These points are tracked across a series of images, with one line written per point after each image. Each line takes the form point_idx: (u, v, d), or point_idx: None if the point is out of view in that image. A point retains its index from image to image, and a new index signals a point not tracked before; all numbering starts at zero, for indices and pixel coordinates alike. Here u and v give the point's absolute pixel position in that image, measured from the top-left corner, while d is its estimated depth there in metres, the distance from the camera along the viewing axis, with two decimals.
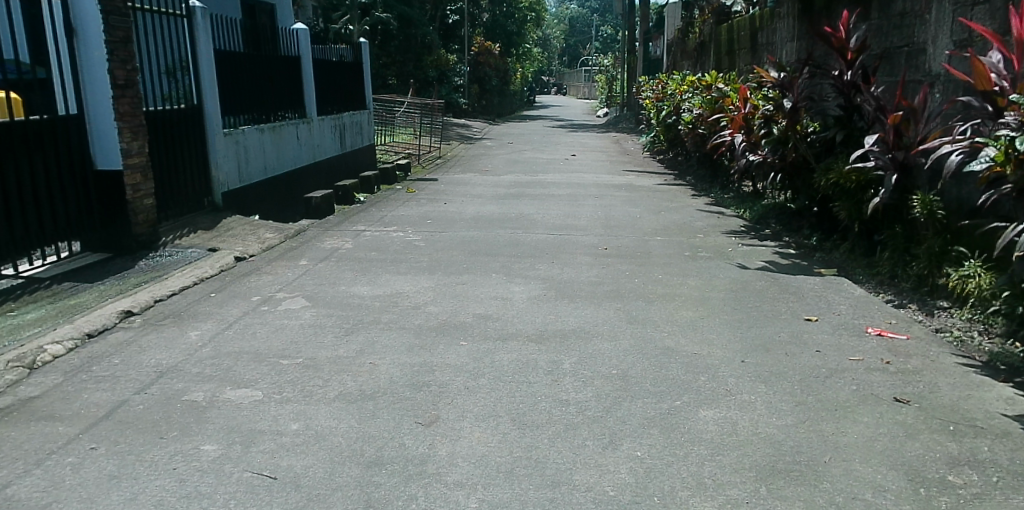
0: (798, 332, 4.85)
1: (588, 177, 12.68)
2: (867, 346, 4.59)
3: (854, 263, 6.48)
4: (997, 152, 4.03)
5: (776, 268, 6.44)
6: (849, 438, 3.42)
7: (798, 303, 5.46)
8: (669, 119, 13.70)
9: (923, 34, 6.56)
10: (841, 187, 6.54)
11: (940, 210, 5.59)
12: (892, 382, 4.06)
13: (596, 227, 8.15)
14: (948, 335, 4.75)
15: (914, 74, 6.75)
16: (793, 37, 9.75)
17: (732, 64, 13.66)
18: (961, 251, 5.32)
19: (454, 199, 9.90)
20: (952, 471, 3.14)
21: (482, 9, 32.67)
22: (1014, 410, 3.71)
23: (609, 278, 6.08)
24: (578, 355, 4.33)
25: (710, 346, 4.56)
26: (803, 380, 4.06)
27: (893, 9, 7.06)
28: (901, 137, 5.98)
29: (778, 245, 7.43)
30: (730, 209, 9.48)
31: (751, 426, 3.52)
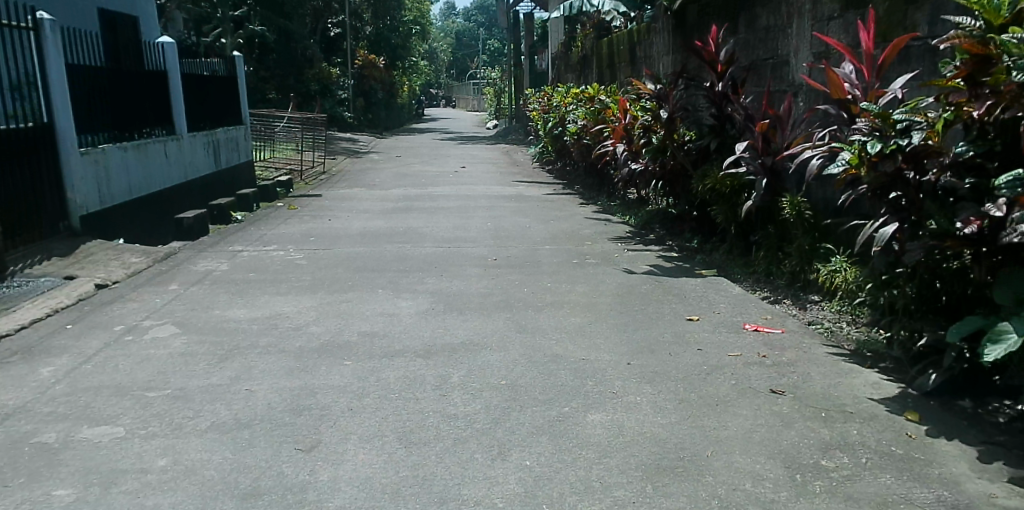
0: (679, 332, 5.00)
1: (478, 188, 12.71)
2: (744, 342, 4.78)
3: (732, 263, 6.76)
4: (851, 156, 4.13)
5: (661, 271, 6.64)
6: (729, 431, 3.55)
7: (680, 304, 5.64)
8: (556, 130, 13.97)
9: (786, 47, 6.94)
10: (717, 191, 6.80)
11: (808, 210, 5.88)
12: (768, 375, 4.25)
13: (485, 239, 8.17)
14: (819, 327, 5.03)
15: (778, 85, 7.12)
16: (669, 51, 10.12)
17: (614, 76, 14.01)
18: (828, 248, 5.62)
19: (340, 215, 9.69)
20: (825, 456, 3.30)
21: (365, 22, 32.38)
22: (879, 393, 3.95)
23: (498, 288, 6.09)
24: (466, 368, 4.30)
25: (597, 351, 4.63)
26: (685, 379, 4.18)
27: (758, 24, 7.44)
28: (770, 143, 6.29)
29: (661, 249, 7.66)
30: (617, 216, 9.71)
31: (636, 427, 3.60)
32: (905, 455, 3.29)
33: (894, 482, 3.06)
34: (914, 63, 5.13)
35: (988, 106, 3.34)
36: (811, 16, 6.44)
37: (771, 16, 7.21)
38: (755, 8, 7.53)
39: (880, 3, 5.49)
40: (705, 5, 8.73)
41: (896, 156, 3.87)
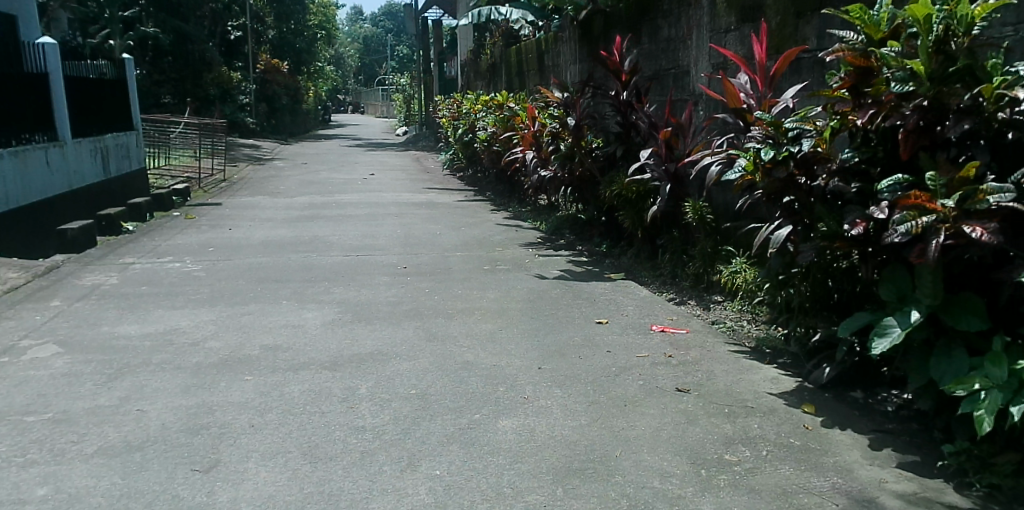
0: (589, 335, 5.05)
1: (387, 195, 12.54)
2: (651, 343, 4.88)
3: (640, 266, 6.91)
4: (748, 163, 4.29)
5: (571, 276, 6.71)
6: (637, 430, 3.61)
7: (589, 307, 5.71)
8: (466, 137, 13.98)
9: (687, 58, 7.15)
10: (623, 197, 6.92)
11: (709, 215, 6.05)
12: (674, 374, 4.34)
13: (393, 246, 8.06)
14: (721, 326, 5.20)
15: (680, 94, 7.32)
16: (575, 60, 10.26)
17: (523, 84, 14.11)
18: (729, 250, 5.81)
19: (241, 224, 9.36)
20: (728, 450, 3.40)
21: (267, 26, 31.54)
22: (778, 388, 4.11)
23: (408, 296, 6.01)
24: (374, 379, 4.21)
25: (508, 357, 4.62)
26: (594, 381, 4.23)
27: (660, 35, 7.64)
28: (673, 150, 6.44)
29: (571, 253, 7.75)
30: (528, 222, 9.77)
31: (546, 430, 3.61)
32: (802, 446, 3.42)
33: (793, 473, 3.18)
34: (804, 74, 5.35)
35: (870, 115, 3.51)
36: (709, 28, 6.66)
37: (672, 27, 7.42)
38: (657, 19, 7.72)
39: (772, 16, 5.72)
40: (610, 16, 8.90)
41: (788, 163, 4.03)
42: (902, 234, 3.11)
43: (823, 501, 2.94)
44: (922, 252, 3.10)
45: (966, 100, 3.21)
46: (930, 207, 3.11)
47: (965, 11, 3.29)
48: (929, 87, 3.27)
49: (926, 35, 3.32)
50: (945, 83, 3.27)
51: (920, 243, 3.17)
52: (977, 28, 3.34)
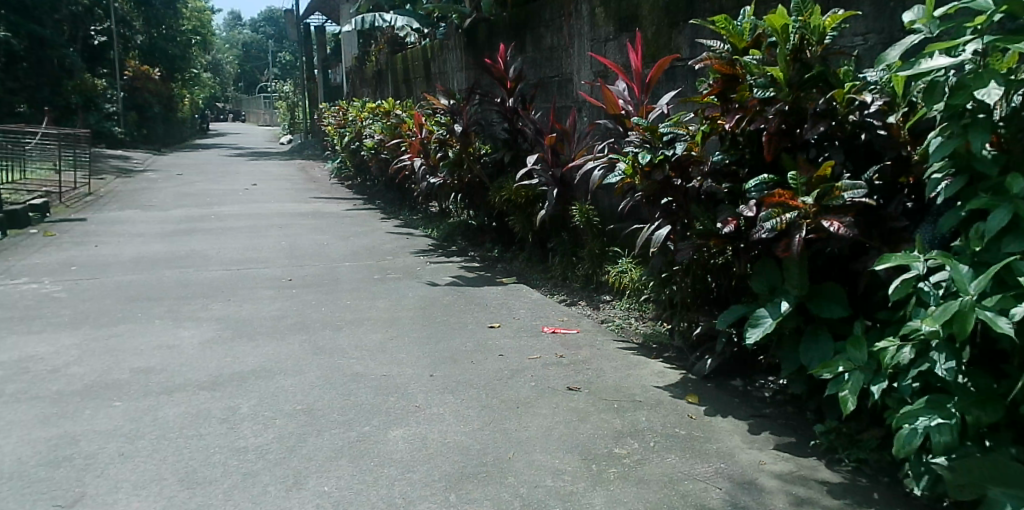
0: (481, 340, 5.04)
1: (271, 206, 12.12)
2: (543, 344, 4.92)
3: (532, 270, 6.96)
4: (626, 167, 4.38)
5: (463, 281, 6.68)
6: (530, 431, 3.63)
7: (481, 312, 5.70)
8: (353, 145, 13.72)
9: (569, 66, 7.27)
10: (513, 202, 6.97)
11: (596, 217, 6.16)
12: (564, 373, 4.39)
13: (278, 259, 7.79)
14: (611, 325, 5.29)
15: (564, 101, 7.45)
16: (461, 67, 10.25)
17: (409, 91, 14.00)
18: (616, 251, 5.93)
19: (110, 241, 8.81)
20: (617, 444, 3.46)
21: (136, 31, 29.88)
22: (664, 381, 4.22)
23: (293, 309, 5.82)
24: (257, 396, 4.05)
25: (399, 366, 4.55)
26: (486, 385, 4.22)
27: (543, 43, 7.73)
28: (559, 156, 6.50)
29: (464, 260, 7.70)
30: (419, 229, 9.65)
31: (438, 438, 3.57)
32: (687, 435, 3.54)
33: (678, 461, 3.28)
34: (678, 81, 5.54)
35: (736, 119, 3.69)
36: (589, 37, 6.81)
37: (555, 36, 7.53)
38: (540, 28, 7.81)
39: (647, 25, 5.92)
40: (494, 25, 8.95)
41: (664, 165, 4.17)
42: (768, 231, 3.28)
43: (707, 487, 3.04)
44: (787, 246, 3.27)
45: (819, 103, 3.42)
46: (792, 205, 3.30)
47: (817, 22, 3.52)
48: (788, 93, 3.49)
49: (783, 44, 3.51)
50: (802, 89, 3.50)
51: (785, 238, 3.36)
52: (829, 37, 3.57)
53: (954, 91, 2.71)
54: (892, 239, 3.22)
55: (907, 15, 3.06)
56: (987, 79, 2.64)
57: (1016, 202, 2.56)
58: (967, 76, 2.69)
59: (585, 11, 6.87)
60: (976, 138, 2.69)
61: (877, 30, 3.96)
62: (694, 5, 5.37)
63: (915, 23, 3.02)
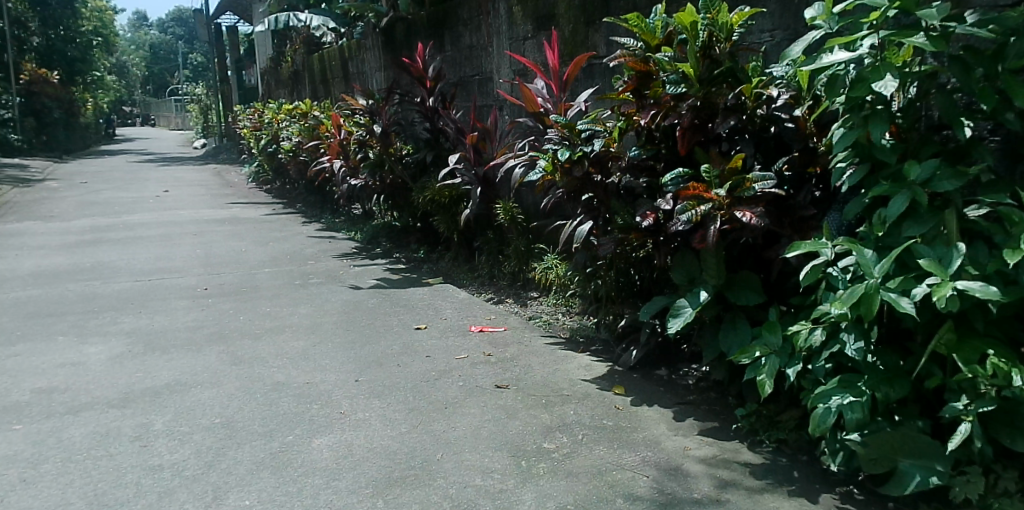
0: (407, 342, 4.98)
1: (184, 213, 11.69)
2: (470, 343, 4.89)
3: (458, 269, 6.90)
4: (546, 164, 4.40)
5: (388, 284, 6.59)
6: (458, 431, 3.61)
7: (406, 314, 5.63)
8: (270, 148, 13.37)
9: (489, 64, 7.26)
10: (437, 202, 6.90)
11: (520, 215, 6.14)
12: (492, 371, 4.38)
13: (192, 267, 7.52)
14: (538, 321, 5.30)
15: (484, 100, 7.44)
16: (379, 67, 10.10)
17: (327, 92, 13.72)
18: (541, 248, 5.95)
19: (7, 255, 8.32)
20: (546, 439, 3.48)
21: (31, 32, 28.34)
22: (591, 374, 4.26)
23: (209, 320, 5.63)
24: (172, 411, 3.90)
25: (323, 372, 4.46)
26: (414, 388, 4.17)
27: (462, 43, 7.70)
28: (481, 154, 6.48)
29: (388, 261, 7.57)
30: (342, 232, 9.44)
31: (364, 443, 3.51)
32: (615, 425, 3.58)
33: (606, 452, 3.32)
34: (596, 78, 5.60)
35: (651, 115, 3.75)
36: (508, 36, 6.82)
37: (473, 34, 7.50)
38: (458, 27, 7.76)
39: (564, 24, 5.97)
40: (411, 24, 8.86)
41: (583, 161, 4.21)
42: (684, 223, 3.35)
43: (635, 475, 3.09)
44: (703, 237, 3.37)
45: (729, 99, 3.56)
46: (707, 197, 3.37)
47: (724, 19, 3.62)
48: (699, 88, 3.57)
49: (693, 41, 3.58)
50: (712, 84, 3.60)
51: (701, 229, 3.44)
52: (736, 34, 3.68)
53: (854, 84, 2.82)
54: (802, 227, 3.36)
55: (808, 11, 3.13)
56: (883, 72, 2.76)
57: (915, 188, 2.70)
58: (866, 70, 2.81)
59: (502, 10, 6.87)
60: (876, 129, 2.82)
61: (783, 27, 4.09)
62: (609, 4, 5.45)
63: (816, 19, 3.10)
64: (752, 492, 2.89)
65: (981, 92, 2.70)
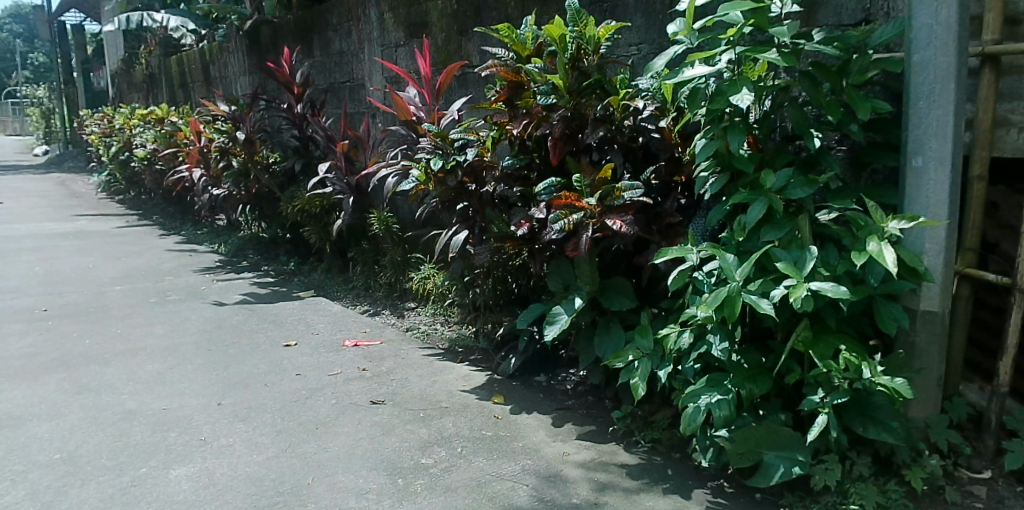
0: (275, 360, 4.75)
1: (21, 227, 10.70)
2: (344, 358, 4.72)
3: (331, 281, 6.65)
4: (420, 173, 4.32)
5: (255, 299, 6.26)
6: (330, 453, 3.47)
7: (276, 330, 5.37)
8: (122, 155, 12.50)
9: (360, 71, 7.09)
10: (307, 212, 6.61)
11: (395, 224, 5.99)
12: (367, 386, 4.24)
13: (30, 287, 6.88)
14: (415, 332, 5.18)
15: (356, 107, 7.26)
16: (243, 71, 9.66)
17: (187, 96, 12.98)
18: (418, 257, 5.84)
19: None
20: (424, 455, 3.41)
21: None
22: (471, 384, 4.19)
23: (49, 345, 5.15)
24: (4, 449, 3.54)
25: (181, 397, 4.19)
26: (282, 409, 3.98)
27: (331, 48, 7.49)
28: (353, 163, 6.29)
29: (256, 274, 7.18)
30: (204, 244, 8.92)
31: (228, 471, 3.32)
32: (494, 436, 3.55)
33: (485, 463, 3.29)
34: (469, 87, 5.58)
35: (524, 125, 3.79)
36: (380, 43, 6.70)
37: (342, 40, 7.31)
38: (327, 32, 7.54)
39: (436, 33, 5.93)
40: (277, 28, 8.54)
41: (456, 171, 4.18)
42: (557, 231, 3.39)
43: (515, 485, 3.08)
44: (576, 245, 3.43)
45: (598, 110, 3.66)
46: (578, 206, 3.43)
47: (591, 32, 3.69)
48: (569, 99, 3.65)
49: (562, 53, 3.65)
50: (581, 96, 3.67)
51: (574, 237, 3.50)
52: (604, 46, 3.76)
53: (713, 97, 2.95)
54: (670, 234, 3.46)
55: (671, 27, 3.29)
56: (739, 86, 2.90)
57: (771, 196, 2.85)
58: (724, 84, 2.95)
59: (373, 16, 6.74)
60: (735, 139, 2.97)
61: (649, 41, 4.23)
62: (481, 13, 5.46)
63: (678, 35, 3.25)
64: (629, 493, 2.94)
65: (828, 106, 2.89)
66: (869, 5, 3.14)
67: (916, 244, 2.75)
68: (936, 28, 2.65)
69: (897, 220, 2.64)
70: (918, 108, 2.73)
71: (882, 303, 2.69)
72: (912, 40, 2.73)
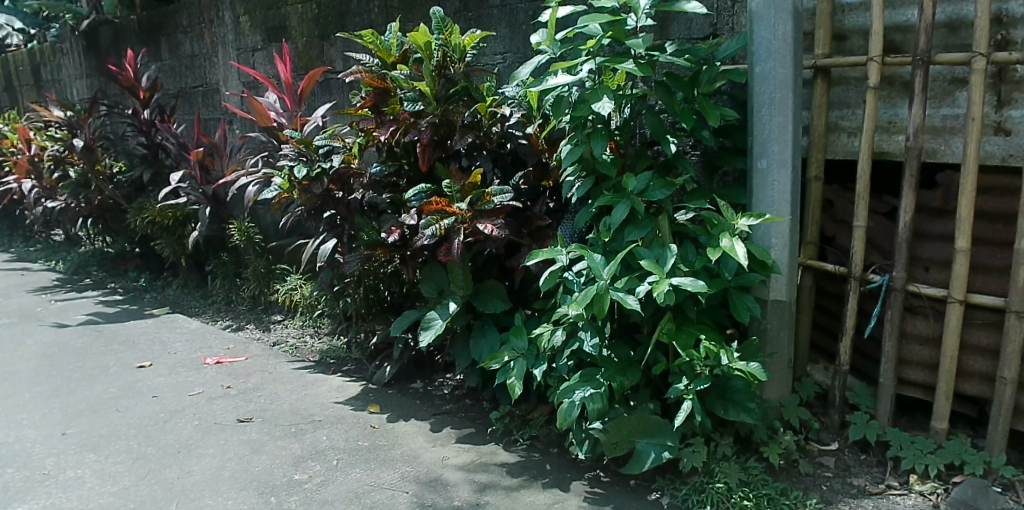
0: (128, 383, 4.44)
1: None
2: (206, 377, 4.48)
3: (187, 297, 6.29)
4: (283, 181, 4.19)
5: (101, 319, 5.81)
6: (194, 476, 3.29)
7: (126, 351, 5.01)
8: None
9: (214, 76, 6.78)
10: (158, 225, 6.23)
11: (257, 235, 5.76)
12: (233, 405, 4.05)
13: None
14: (283, 346, 4.98)
15: (211, 113, 6.94)
16: (80, 75, 8.96)
17: (14, 102, 11.87)
18: (283, 268, 5.66)
19: None
20: (297, 470, 3.30)
21: None
22: (344, 395, 4.10)
23: None
24: None
25: (20, 429, 3.82)
26: (138, 434, 3.73)
27: (181, 51, 7.11)
28: (209, 172, 5.98)
29: (101, 292, 6.66)
30: (38, 261, 8.16)
31: (78, 505, 3.08)
32: (370, 446, 3.50)
33: (363, 474, 3.24)
34: (333, 93, 5.49)
35: (391, 131, 3.77)
36: (235, 46, 6.45)
37: (193, 43, 6.96)
38: (176, 34, 7.15)
39: (296, 37, 5.79)
40: (119, 29, 7.99)
41: (323, 179, 4.09)
42: (429, 237, 3.39)
43: (394, 493, 3.06)
44: (448, 250, 3.46)
45: (466, 117, 3.68)
46: (449, 211, 3.44)
47: (457, 40, 3.71)
48: (436, 106, 3.67)
49: (428, 59, 3.67)
50: (448, 103, 3.71)
51: (446, 241, 3.51)
52: (469, 54, 3.79)
53: (577, 105, 3.07)
54: (540, 237, 3.56)
55: (534, 37, 3.38)
56: (600, 95, 3.04)
57: (633, 198, 3.00)
58: (587, 92, 3.07)
59: (227, 18, 6.47)
60: (598, 145, 3.10)
61: (513, 50, 4.33)
62: (343, 18, 5.38)
63: (541, 45, 3.35)
64: (510, 491, 3.00)
65: (682, 114, 3.08)
66: (716, 20, 3.39)
67: (764, 239, 2.99)
68: (774, 42, 2.90)
69: (746, 218, 2.85)
70: (762, 116, 2.97)
71: (737, 294, 2.89)
72: (754, 54, 2.96)
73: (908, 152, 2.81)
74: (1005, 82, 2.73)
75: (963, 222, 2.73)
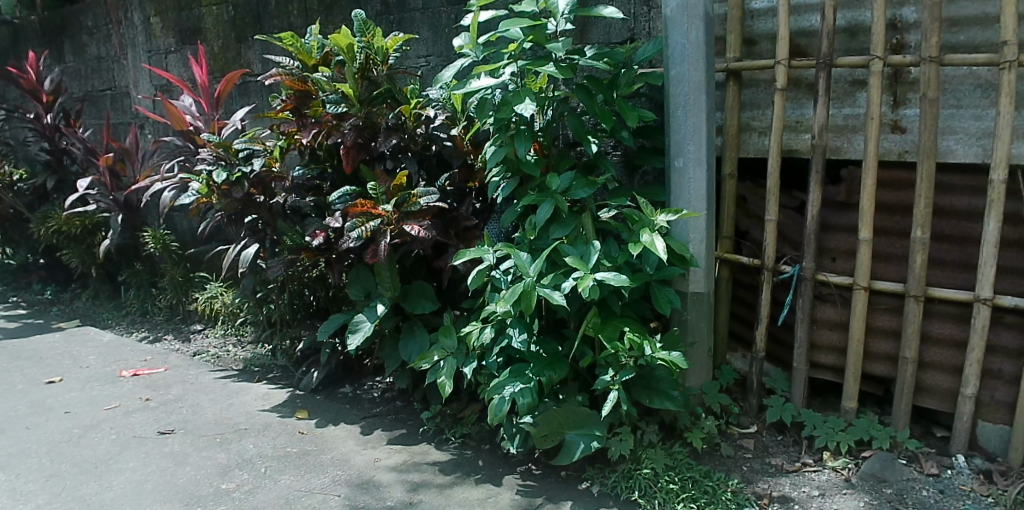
0: (36, 399, 4.23)
1: None
2: (122, 390, 4.31)
3: (98, 308, 6.02)
4: (201, 186, 4.09)
5: (4, 334, 5.50)
6: (113, 492, 3.17)
7: (33, 367, 4.76)
8: None
9: (124, 79, 6.54)
10: (65, 234, 5.96)
11: (173, 242, 5.58)
12: (153, 417, 3.91)
13: None
14: (204, 356, 4.84)
15: (120, 117, 6.69)
16: None
17: None
18: (202, 276, 5.50)
19: None
20: (224, 479, 3.23)
21: None
22: (270, 403, 4.02)
23: None
24: None
25: None
26: (51, 452, 3.56)
27: (87, 53, 6.82)
28: (120, 178, 5.77)
29: (3, 307, 6.30)
30: None
31: None
32: (299, 451, 3.45)
33: (293, 480, 3.19)
34: (252, 96, 5.38)
35: (313, 134, 3.74)
36: (146, 49, 6.24)
37: (100, 44, 6.69)
38: (81, 35, 6.86)
39: (212, 40, 5.66)
40: (17, 30, 7.61)
41: (243, 183, 4.03)
42: (354, 239, 3.38)
43: (325, 497, 3.03)
44: (375, 252, 3.45)
45: (389, 119, 3.67)
46: (374, 213, 3.44)
47: (379, 43, 3.70)
48: (359, 108, 3.65)
49: (350, 62, 3.64)
50: (372, 105, 3.69)
51: (371, 243, 3.50)
52: (392, 57, 3.79)
53: (500, 107, 3.12)
54: (467, 236, 3.59)
55: (457, 40, 3.40)
56: (523, 96, 3.10)
57: (557, 196, 3.07)
58: (509, 95, 3.13)
59: (137, 20, 6.25)
60: (521, 146, 3.16)
61: (436, 53, 4.36)
62: (260, 20, 5.28)
63: (464, 48, 3.38)
64: (443, 488, 3.01)
65: (603, 115, 3.17)
66: (633, 25, 3.50)
67: (682, 234, 3.11)
68: (688, 46, 3.02)
69: (665, 214, 2.96)
70: (678, 116, 3.09)
71: (659, 287, 3.00)
72: (668, 58, 3.08)
73: (814, 149, 2.98)
74: (900, 83, 2.93)
75: (865, 214, 2.92)
